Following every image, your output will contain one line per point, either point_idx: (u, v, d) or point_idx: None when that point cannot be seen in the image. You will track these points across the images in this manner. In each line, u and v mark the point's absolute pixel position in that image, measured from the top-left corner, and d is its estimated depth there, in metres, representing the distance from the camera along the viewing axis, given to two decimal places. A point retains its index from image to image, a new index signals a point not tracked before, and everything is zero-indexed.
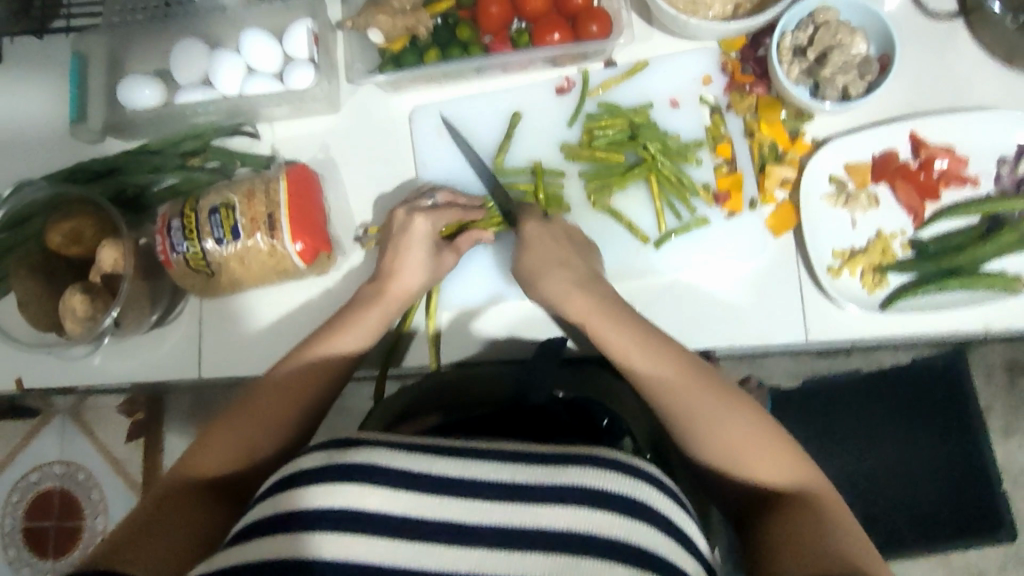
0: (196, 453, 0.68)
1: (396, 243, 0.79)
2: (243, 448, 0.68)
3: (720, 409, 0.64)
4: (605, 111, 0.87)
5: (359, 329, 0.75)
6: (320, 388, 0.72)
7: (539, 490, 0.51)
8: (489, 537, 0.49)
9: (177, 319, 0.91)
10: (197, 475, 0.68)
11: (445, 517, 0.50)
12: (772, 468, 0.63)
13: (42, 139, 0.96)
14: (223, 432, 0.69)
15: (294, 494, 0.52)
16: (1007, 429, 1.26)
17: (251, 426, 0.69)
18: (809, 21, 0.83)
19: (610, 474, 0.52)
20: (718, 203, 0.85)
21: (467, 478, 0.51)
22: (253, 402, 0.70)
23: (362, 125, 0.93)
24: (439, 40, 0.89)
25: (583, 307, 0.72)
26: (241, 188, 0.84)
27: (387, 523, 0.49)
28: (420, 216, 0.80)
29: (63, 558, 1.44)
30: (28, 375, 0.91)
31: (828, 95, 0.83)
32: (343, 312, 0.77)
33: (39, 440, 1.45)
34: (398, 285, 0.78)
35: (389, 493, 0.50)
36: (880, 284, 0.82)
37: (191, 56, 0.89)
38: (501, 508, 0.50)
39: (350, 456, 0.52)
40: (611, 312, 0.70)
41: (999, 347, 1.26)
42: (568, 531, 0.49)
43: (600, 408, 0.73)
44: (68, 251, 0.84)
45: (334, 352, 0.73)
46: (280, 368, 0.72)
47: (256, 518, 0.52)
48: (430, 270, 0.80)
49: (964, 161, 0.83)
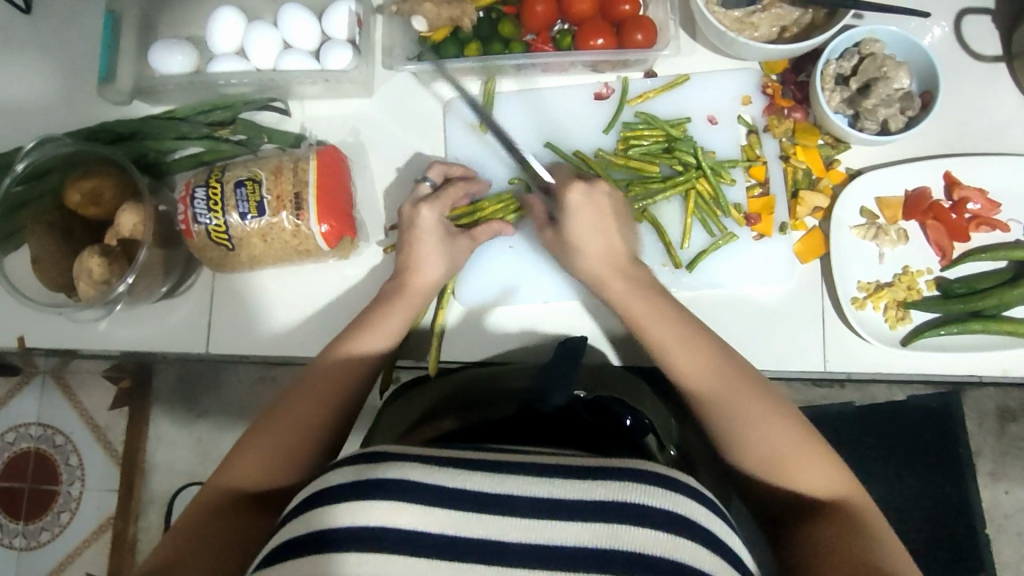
0: (229, 466, 0.66)
1: (410, 234, 0.78)
2: (280, 459, 0.66)
3: (746, 397, 0.65)
4: (642, 121, 0.86)
5: (387, 323, 0.75)
6: (352, 391, 0.71)
7: (576, 508, 0.50)
8: (529, 557, 0.49)
9: (188, 291, 0.89)
10: (230, 490, 0.65)
11: (480, 534, 0.49)
12: (805, 473, 0.62)
13: (64, 96, 0.94)
14: (257, 441, 0.67)
15: (324, 513, 0.51)
16: (995, 474, 1.26)
17: (285, 431, 0.67)
18: (855, 52, 0.83)
19: (644, 487, 0.51)
20: (749, 223, 0.84)
21: (501, 493, 0.51)
22: (285, 410, 0.69)
23: (394, 111, 0.92)
24: (481, 33, 0.88)
25: (614, 287, 0.74)
26: (269, 164, 0.83)
27: (423, 543, 0.49)
28: (426, 207, 0.79)
29: (34, 522, 1.41)
30: (30, 334, 0.89)
31: (867, 126, 0.82)
32: (366, 312, 0.77)
33: (18, 400, 1.43)
34: (420, 278, 0.78)
35: (423, 510, 0.50)
36: (903, 320, 0.82)
37: (225, 23, 0.87)
38: (536, 525, 0.50)
39: (380, 472, 0.52)
40: (644, 295, 0.73)
41: (993, 393, 1.27)
42: (608, 549, 0.49)
43: (621, 407, 0.70)
44: (86, 212, 0.82)
45: (363, 345, 0.73)
46: (311, 372, 0.71)
47: (287, 536, 0.52)
48: (447, 255, 0.79)
49: (996, 206, 0.83)
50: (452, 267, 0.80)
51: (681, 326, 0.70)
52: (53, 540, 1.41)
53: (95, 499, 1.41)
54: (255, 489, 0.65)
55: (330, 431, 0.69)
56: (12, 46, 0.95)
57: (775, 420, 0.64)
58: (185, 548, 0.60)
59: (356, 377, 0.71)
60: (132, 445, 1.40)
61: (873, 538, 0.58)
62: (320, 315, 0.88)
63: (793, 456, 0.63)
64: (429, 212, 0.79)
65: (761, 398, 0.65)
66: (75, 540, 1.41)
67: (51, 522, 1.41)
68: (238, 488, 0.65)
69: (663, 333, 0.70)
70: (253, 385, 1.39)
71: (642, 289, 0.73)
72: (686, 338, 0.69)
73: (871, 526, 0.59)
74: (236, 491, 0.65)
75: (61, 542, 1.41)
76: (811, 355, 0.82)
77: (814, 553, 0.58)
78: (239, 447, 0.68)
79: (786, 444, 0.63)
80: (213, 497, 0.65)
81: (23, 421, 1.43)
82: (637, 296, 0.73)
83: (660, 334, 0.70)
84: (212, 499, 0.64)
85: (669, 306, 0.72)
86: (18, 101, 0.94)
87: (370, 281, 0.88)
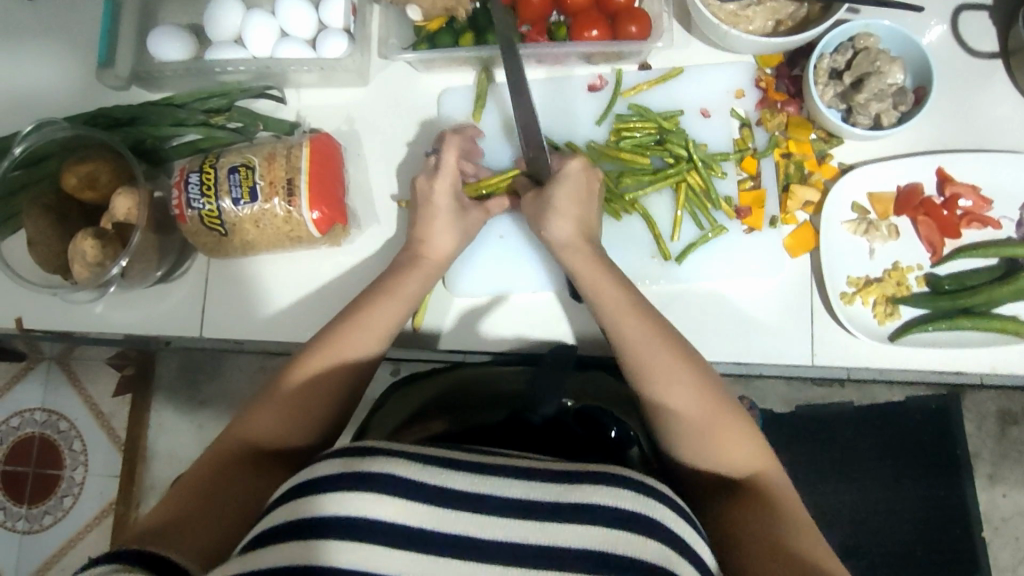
0: (245, 421, 0.67)
1: (420, 203, 0.79)
2: (296, 419, 0.68)
3: (675, 369, 0.66)
4: (635, 114, 0.87)
5: (403, 289, 0.75)
6: (370, 357, 0.72)
7: (551, 507, 0.51)
8: (503, 555, 0.49)
9: (183, 276, 0.91)
10: (244, 444, 0.66)
11: (458, 531, 0.50)
12: (733, 452, 0.64)
13: (64, 82, 0.95)
14: (273, 401, 0.68)
15: (307, 501, 0.51)
16: (994, 477, 1.24)
17: (299, 394, 0.68)
18: (850, 46, 0.82)
19: (621, 493, 0.52)
20: (739, 216, 0.84)
21: (483, 494, 0.52)
22: (304, 371, 0.69)
23: (391, 101, 0.92)
24: (476, 24, 0.88)
25: (583, 260, 0.74)
26: (263, 150, 0.84)
27: (402, 535, 0.49)
28: (441, 179, 0.79)
29: (36, 506, 1.43)
30: (29, 315, 0.91)
31: (860, 121, 0.82)
32: (379, 280, 0.76)
33: (23, 385, 1.45)
34: (437, 247, 0.78)
35: (404, 503, 0.50)
36: (891, 315, 0.82)
37: (223, 10, 0.87)
38: (513, 525, 0.50)
39: (366, 465, 0.52)
40: (609, 267, 0.73)
41: (993, 395, 1.25)
42: (585, 552, 0.50)
43: (610, 418, 0.73)
44: (83, 195, 0.83)
45: (374, 311, 0.73)
46: (330, 338, 0.71)
47: (273, 523, 0.52)
48: (460, 231, 0.79)
49: (988, 203, 0.83)
50: (466, 235, 0.80)
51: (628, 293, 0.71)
52: (55, 524, 1.42)
53: (97, 483, 1.43)
54: (268, 447, 0.67)
55: (346, 395, 0.70)
56: (15, 31, 0.97)
57: (730, 417, 0.65)
58: (197, 506, 0.62)
59: (374, 341, 0.72)
60: (134, 431, 1.42)
61: (789, 521, 0.61)
62: (313, 302, 0.89)
63: (750, 452, 0.64)
64: (443, 182, 0.79)
65: (715, 396, 0.65)
66: (76, 524, 1.42)
67: (53, 505, 1.43)
68: (253, 444, 0.67)
69: (637, 328, 0.68)
70: (254, 374, 1.40)
71: (621, 283, 0.72)
72: (634, 303, 0.70)
73: (787, 507, 0.62)
74: (252, 447, 0.67)
75: (62, 526, 1.42)
76: (799, 350, 0.82)
77: (745, 539, 0.60)
78: (255, 402, 0.68)
79: (738, 438, 0.64)
80: (227, 450, 0.66)
81: (28, 406, 1.45)
82: (604, 271, 0.73)
83: (635, 329, 0.68)
84: (226, 451, 0.66)
85: (619, 276, 0.73)
86: (19, 85, 0.95)
87: (363, 268, 0.89)
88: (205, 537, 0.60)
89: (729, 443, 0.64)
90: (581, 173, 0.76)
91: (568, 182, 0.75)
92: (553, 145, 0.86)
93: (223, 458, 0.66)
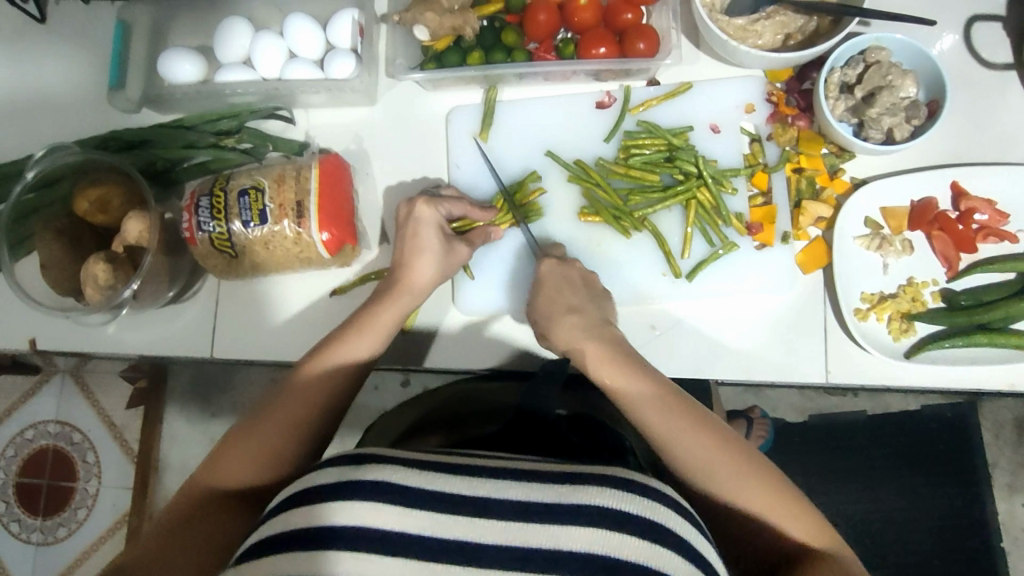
0: (215, 463, 0.68)
1: (407, 232, 0.78)
2: (264, 457, 0.68)
3: (683, 430, 0.65)
4: (644, 130, 0.86)
5: (381, 319, 0.75)
6: (336, 392, 0.71)
7: (551, 508, 0.52)
8: (506, 558, 0.51)
9: (195, 296, 0.91)
10: (214, 486, 0.67)
11: (458, 536, 0.51)
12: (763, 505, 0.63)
13: (77, 103, 0.96)
14: (243, 441, 0.68)
15: (309, 510, 0.53)
16: (1012, 487, 1.22)
17: (270, 431, 0.68)
18: (860, 59, 0.81)
19: (620, 493, 0.53)
20: (750, 233, 0.84)
21: (479, 497, 0.53)
22: (274, 409, 0.69)
23: (399, 120, 0.92)
24: (484, 43, 0.88)
25: (570, 329, 0.72)
26: (271, 172, 0.84)
27: (401, 542, 0.51)
28: (426, 204, 0.79)
29: (51, 519, 1.44)
30: (42, 336, 0.91)
31: (872, 135, 0.81)
32: (357, 314, 0.76)
33: (37, 398, 1.46)
34: (413, 275, 0.77)
35: (401, 511, 0.52)
36: (907, 332, 0.80)
37: (234, 34, 0.88)
38: (514, 528, 0.52)
39: (361, 473, 0.54)
40: (605, 339, 0.71)
41: (1010, 404, 1.24)
42: (585, 553, 0.51)
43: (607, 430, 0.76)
44: (94, 219, 0.84)
45: (349, 351, 0.72)
46: (298, 378, 0.71)
47: (272, 532, 0.54)
48: (442, 260, 0.78)
49: (1005, 217, 0.81)
50: (446, 265, 0.79)
51: (627, 360, 0.70)
52: (69, 536, 1.43)
53: (110, 496, 1.43)
54: (238, 487, 0.67)
55: (316, 432, 0.70)
56: (28, 53, 0.98)
57: (750, 470, 0.64)
58: (163, 544, 0.62)
59: (343, 375, 0.72)
60: (146, 443, 1.42)
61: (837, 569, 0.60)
62: (322, 321, 0.89)
63: (779, 504, 0.63)
64: (425, 209, 0.78)
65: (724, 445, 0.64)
66: (90, 537, 1.43)
67: (67, 518, 1.44)
68: (223, 486, 0.67)
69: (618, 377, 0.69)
70: (265, 387, 1.41)
71: (618, 350, 0.71)
72: (634, 366, 0.69)
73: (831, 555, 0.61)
74: (222, 489, 0.67)
75: (76, 538, 1.43)
76: (810, 367, 0.81)
77: None
78: (226, 444, 0.69)
79: (757, 484, 0.63)
80: (197, 491, 0.67)
81: (42, 419, 1.46)
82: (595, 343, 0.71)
83: (641, 396, 0.67)
84: (196, 494, 0.67)
85: (614, 340, 0.71)
86: (33, 107, 0.96)
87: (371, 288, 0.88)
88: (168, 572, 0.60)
89: (753, 500, 0.63)
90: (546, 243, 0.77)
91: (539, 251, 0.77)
92: (559, 162, 0.87)
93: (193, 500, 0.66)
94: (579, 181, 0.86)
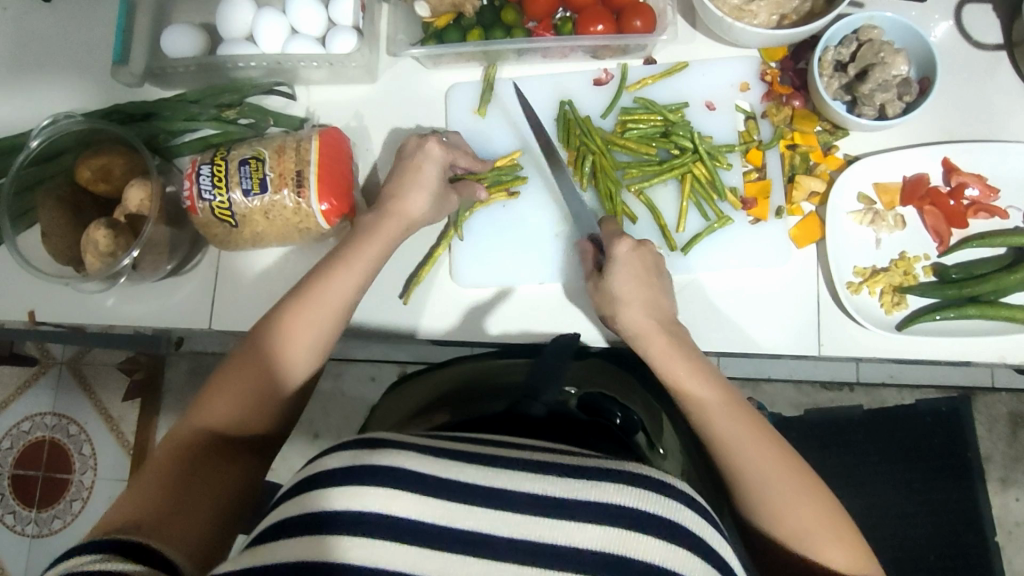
0: (205, 407, 0.69)
1: (412, 162, 0.80)
2: (254, 402, 0.69)
3: (747, 436, 0.67)
4: (641, 106, 0.88)
5: (366, 251, 0.75)
6: (325, 325, 0.72)
7: (569, 506, 0.50)
8: (521, 553, 0.49)
9: (193, 270, 0.92)
10: (209, 431, 0.68)
11: (471, 527, 0.49)
12: (817, 531, 0.64)
13: (81, 83, 0.97)
14: (231, 382, 0.69)
15: (316, 498, 0.51)
16: (1006, 481, 1.27)
17: (256, 370, 0.70)
18: (854, 38, 0.83)
19: (635, 490, 0.51)
20: (745, 207, 0.85)
21: (495, 488, 0.51)
22: (254, 352, 0.70)
23: (398, 97, 0.94)
24: (484, 20, 0.90)
25: (643, 320, 0.74)
26: (273, 144, 0.84)
27: (410, 530, 0.49)
28: (435, 142, 0.81)
29: (46, 510, 1.44)
30: (41, 309, 0.92)
31: (864, 112, 0.82)
32: (340, 247, 0.76)
33: (34, 390, 1.47)
34: (406, 206, 0.79)
35: (417, 498, 0.50)
36: (899, 305, 0.81)
37: (235, 10, 0.89)
38: (531, 522, 0.49)
39: (376, 457, 0.51)
40: (670, 328, 0.74)
41: (1003, 398, 1.28)
42: (600, 550, 0.49)
43: (612, 406, 0.75)
44: (96, 187, 0.85)
45: (338, 284, 0.73)
46: (286, 315, 0.71)
47: (281, 517, 0.51)
48: (435, 204, 0.81)
49: (995, 192, 0.83)
50: (437, 203, 0.81)
51: (694, 363, 0.72)
52: (64, 528, 1.43)
53: (106, 488, 1.43)
54: (232, 429, 0.69)
55: (301, 369, 0.72)
56: (33, 34, 0.99)
57: (797, 489, 0.65)
58: (175, 493, 0.63)
59: (330, 317, 0.72)
60: (143, 434, 1.42)
61: None
62: None
63: (817, 525, 0.64)
64: (436, 147, 0.81)
65: (781, 456, 0.66)
66: (84, 528, 1.42)
67: (62, 510, 1.43)
68: (216, 428, 0.68)
69: (682, 369, 0.72)
70: None
71: (683, 348, 0.73)
72: (697, 367, 0.72)
73: None
74: (218, 432, 0.68)
75: (71, 531, 1.42)
76: (804, 340, 0.82)
77: None
78: (213, 387, 0.70)
79: (811, 507, 0.64)
80: (191, 435, 0.67)
81: (39, 410, 1.47)
82: (665, 339, 0.73)
83: (710, 397, 0.70)
84: (191, 439, 0.67)
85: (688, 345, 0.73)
86: (38, 89, 0.97)
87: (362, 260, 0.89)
88: (188, 526, 0.61)
89: (795, 515, 0.64)
90: (632, 256, 0.75)
91: (624, 267, 0.74)
92: (572, 124, 0.88)
93: (186, 444, 0.67)
94: (575, 158, 0.88)
